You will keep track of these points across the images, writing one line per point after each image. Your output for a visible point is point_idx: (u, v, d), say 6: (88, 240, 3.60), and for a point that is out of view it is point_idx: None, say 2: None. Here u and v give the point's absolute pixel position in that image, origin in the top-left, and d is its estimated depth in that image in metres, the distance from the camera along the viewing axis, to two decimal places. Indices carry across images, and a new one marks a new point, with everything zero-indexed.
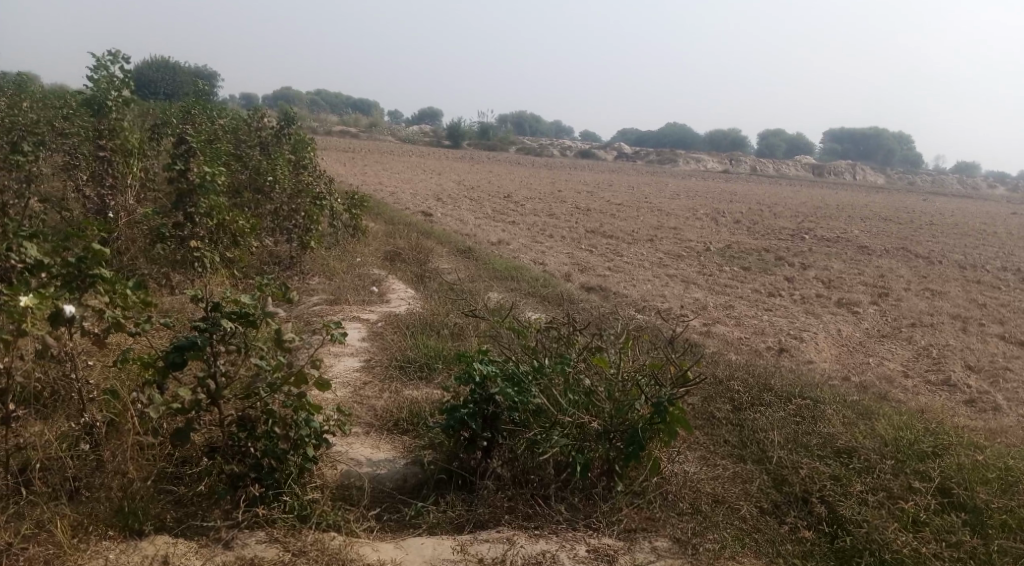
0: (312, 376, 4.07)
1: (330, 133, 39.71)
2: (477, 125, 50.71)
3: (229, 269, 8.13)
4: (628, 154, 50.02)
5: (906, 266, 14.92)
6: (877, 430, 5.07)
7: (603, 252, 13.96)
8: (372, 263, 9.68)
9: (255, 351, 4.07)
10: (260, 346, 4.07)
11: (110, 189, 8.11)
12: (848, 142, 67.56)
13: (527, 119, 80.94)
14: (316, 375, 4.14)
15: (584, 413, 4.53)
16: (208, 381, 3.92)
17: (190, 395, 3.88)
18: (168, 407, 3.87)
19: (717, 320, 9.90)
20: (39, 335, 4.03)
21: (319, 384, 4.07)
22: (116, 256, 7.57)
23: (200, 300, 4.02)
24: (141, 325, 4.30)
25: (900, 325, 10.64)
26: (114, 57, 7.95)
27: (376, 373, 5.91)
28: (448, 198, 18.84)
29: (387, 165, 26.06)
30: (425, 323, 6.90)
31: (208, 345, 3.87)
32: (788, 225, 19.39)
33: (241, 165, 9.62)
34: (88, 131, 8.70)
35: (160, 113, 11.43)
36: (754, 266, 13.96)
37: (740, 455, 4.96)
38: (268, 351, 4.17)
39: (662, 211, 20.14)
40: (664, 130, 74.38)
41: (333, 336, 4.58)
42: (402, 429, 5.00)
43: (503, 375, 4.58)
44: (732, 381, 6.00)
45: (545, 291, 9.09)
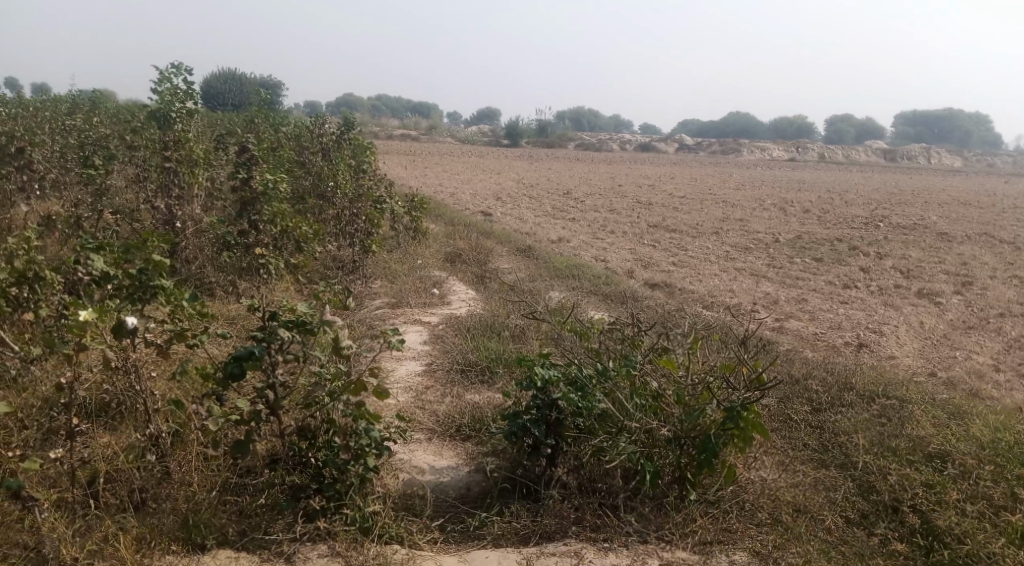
0: (372, 384, 3.88)
1: (392, 136, 40.10)
2: (537, 123, 50.54)
3: (293, 275, 8.21)
4: (690, 146, 49.20)
5: (990, 253, 14.21)
6: (974, 432, 4.72)
7: (668, 247, 13.65)
8: (434, 265, 9.61)
9: (314, 360, 3.89)
10: (319, 354, 3.88)
11: (177, 199, 8.18)
12: (921, 125, 65.19)
13: (586, 115, 80.43)
14: (375, 383, 3.95)
15: (653, 418, 4.33)
16: (267, 391, 3.73)
17: (248, 406, 3.71)
18: (225, 418, 3.73)
19: (790, 314, 9.53)
20: (101, 348, 4.00)
21: (379, 391, 3.88)
22: (184, 266, 7.69)
23: (255, 308, 3.83)
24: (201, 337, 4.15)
25: (988, 316, 10.09)
26: (177, 70, 7.99)
27: (438, 377, 5.81)
28: (507, 197, 18.73)
29: (447, 166, 26.13)
30: (487, 325, 6.79)
31: (266, 355, 3.65)
32: (861, 213, 18.70)
33: (304, 172, 9.71)
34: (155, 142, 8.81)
35: (224, 123, 11.60)
36: (827, 257, 13.46)
37: (821, 460, 4.69)
38: (326, 359, 4.00)
39: (727, 203, 19.66)
40: (727, 120, 73.02)
41: (390, 343, 4.46)
42: (465, 435, 4.86)
43: (566, 379, 4.37)
44: (808, 380, 5.73)
45: (610, 289, 8.87)
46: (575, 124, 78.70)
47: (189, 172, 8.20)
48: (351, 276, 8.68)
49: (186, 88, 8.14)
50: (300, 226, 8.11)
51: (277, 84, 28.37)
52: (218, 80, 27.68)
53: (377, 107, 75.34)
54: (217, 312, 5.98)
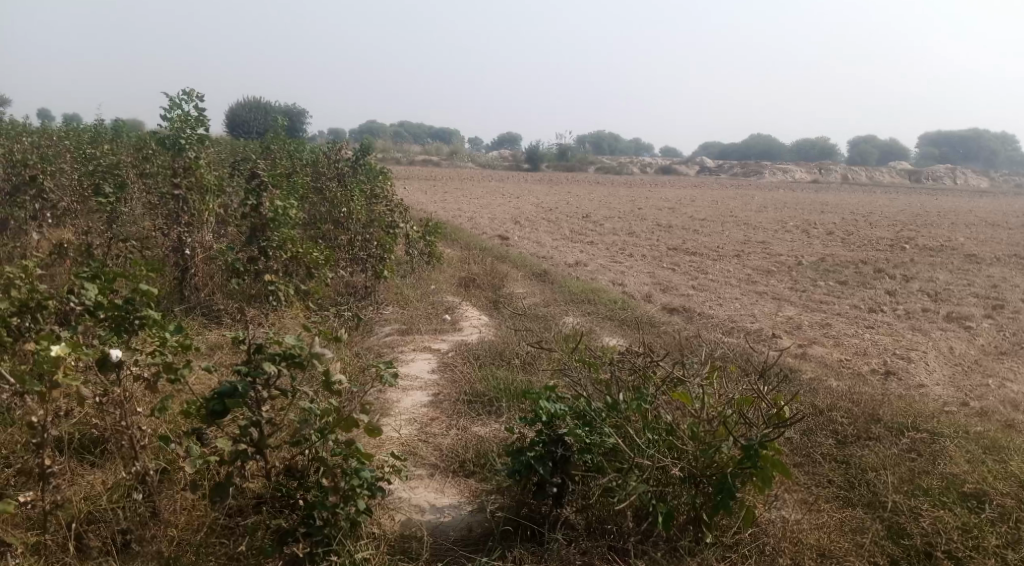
0: (363, 421, 3.66)
1: (414, 162, 40.19)
2: (557, 147, 50.50)
3: (305, 304, 7.88)
4: (711, 168, 48.94)
5: (1020, 275, 13.83)
6: (1012, 469, 4.42)
7: (688, 271, 13.37)
8: (447, 290, 9.41)
9: (303, 395, 3.65)
10: (308, 389, 3.65)
11: (188, 227, 7.80)
12: (946, 146, 64.52)
13: (606, 139, 80.42)
14: (367, 420, 3.72)
15: (665, 454, 4.05)
16: (251, 429, 3.51)
17: (231, 444, 3.50)
18: (207, 459, 3.52)
19: (814, 340, 9.22)
20: (75, 387, 3.71)
21: (370, 429, 3.63)
22: (194, 293, 7.61)
23: (241, 341, 3.63)
24: (180, 372, 3.89)
25: (1021, 341, 9.73)
26: (188, 97, 7.70)
27: (444, 409, 5.59)
28: (526, 221, 18.57)
29: (466, 191, 26.03)
30: (497, 354, 6.58)
31: (250, 392, 3.45)
32: (886, 235, 18.31)
33: (317, 199, 9.60)
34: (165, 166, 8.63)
35: (239, 149, 11.53)
36: (852, 280, 13.13)
37: (847, 499, 4.42)
38: (318, 395, 3.79)
39: (748, 225, 19.36)
40: (749, 142, 72.72)
41: (385, 378, 4.27)
42: (468, 471, 4.63)
43: (574, 413, 4.14)
44: (833, 411, 5.46)
45: (627, 315, 8.61)
46: (595, 147, 78.74)
47: (200, 200, 7.86)
48: (363, 303, 8.49)
49: (198, 114, 7.86)
50: (311, 252, 7.81)
51: (302, 111, 28.51)
52: (242, 108, 27.99)
53: (399, 133, 75.90)
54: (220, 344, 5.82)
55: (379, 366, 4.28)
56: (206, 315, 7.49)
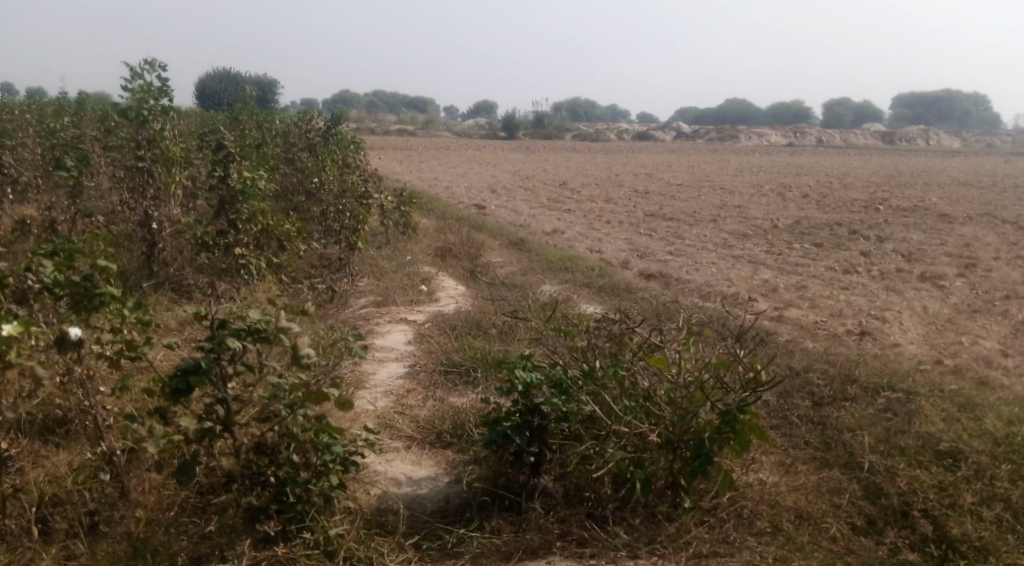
0: (334, 394, 3.60)
1: (388, 132, 39.73)
2: (533, 114, 50.15)
3: (277, 275, 7.74)
4: (687, 133, 48.85)
5: (992, 234, 13.96)
6: (986, 427, 4.45)
7: (664, 236, 13.35)
8: (423, 260, 9.31)
9: (272, 370, 3.58)
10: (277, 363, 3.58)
11: (154, 200, 7.60)
12: (919, 107, 64.81)
13: (582, 106, 79.98)
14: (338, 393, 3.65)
15: (643, 421, 4.02)
16: (217, 407, 3.42)
17: (196, 423, 3.40)
18: (170, 438, 3.39)
19: (790, 303, 9.24)
20: (31, 367, 3.60)
21: (341, 403, 3.58)
22: (161, 267, 7.47)
23: (203, 316, 3.52)
24: (140, 350, 3.75)
25: (993, 298, 9.82)
26: (149, 66, 7.26)
27: (420, 380, 5.53)
28: (503, 190, 18.44)
29: (442, 160, 25.81)
30: (473, 324, 6.53)
31: (215, 368, 3.34)
32: (861, 196, 18.40)
33: (289, 170, 9.44)
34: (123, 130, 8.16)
35: (208, 120, 11.28)
36: (827, 241, 13.18)
37: (824, 459, 4.46)
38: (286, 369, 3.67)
39: (724, 190, 19.37)
40: (724, 107, 72.65)
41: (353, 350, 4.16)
42: (445, 443, 4.60)
43: (550, 382, 4.09)
44: (809, 373, 5.48)
45: (604, 282, 8.57)
46: (571, 114, 78.38)
47: (166, 172, 7.62)
48: (337, 275, 8.37)
49: (160, 84, 7.49)
50: (281, 224, 7.68)
51: (273, 81, 28.00)
52: (213, 80, 27.57)
53: (372, 103, 75.04)
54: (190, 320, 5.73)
55: (349, 339, 4.20)
56: (177, 289, 7.37)
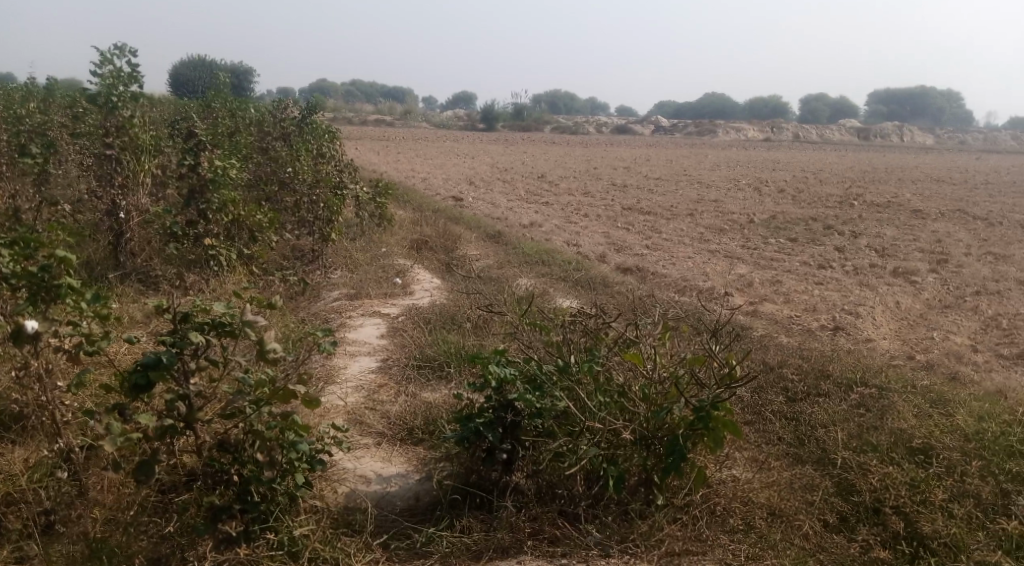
0: (300, 392, 3.50)
1: (365, 122, 39.40)
2: (511, 106, 49.99)
3: (248, 267, 7.59)
4: (665, 127, 48.93)
5: (964, 229, 14.11)
6: (958, 423, 4.45)
7: (641, 230, 13.34)
8: (398, 252, 9.21)
9: (237, 366, 3.49)
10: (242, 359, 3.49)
11: (121, 188, 7.36)
12: (893, 103, 65.45)
13: (561, 99, 79.87)
14: (305, 391, 3.55)
15: (616, 418, 3.99)
16: (178, 403, 3.33)
17: (156, 420, 3.30)
18: (128, 435, 3.29)
19: (765, 297, 9.25)
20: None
21: (308, 401, 3.49)
22: (128, 257, 7.32)
23: (166, 309, 3.42)
24: (98, 344, 3.66)
25: (964, 294, 9.90)
26: (119, 51, 7.07)
27: (392, 375, 5.46)
28: (480, 182, 18.33)
29: (420, 151, 25.62)
30: (447, 317, 6.46)
31: (176, 363, 3.24)
32: (835, 192, 18.53)
33: (262, 160, 9.26)
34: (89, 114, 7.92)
35: (179, 107, 11.07)
36: (802, 236, 13.24)
37: (797, 456, 4.46)
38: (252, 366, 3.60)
39: (701, 184, 19.40)
40: (702, 101, 72.92)
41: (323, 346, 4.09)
42: (416, 439, 4.54)
43: (524, 378, 4.04)
44: (783, 368, 5.48)
45: (581, 275, 8.52)
46: (549, 107, 78.27)
47: (134, 160, 7.40)
48: (310, 267, 8.25)
49: (131, 70, 7.29)
50: (253, 214, 7.53)
51: (248, 70, 27.59)
52: (187, 67, 27.12)
53: (350, 93, 74.41)
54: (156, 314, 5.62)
55: (319, 334, 4.11)
56: (144, 281, 7.21)
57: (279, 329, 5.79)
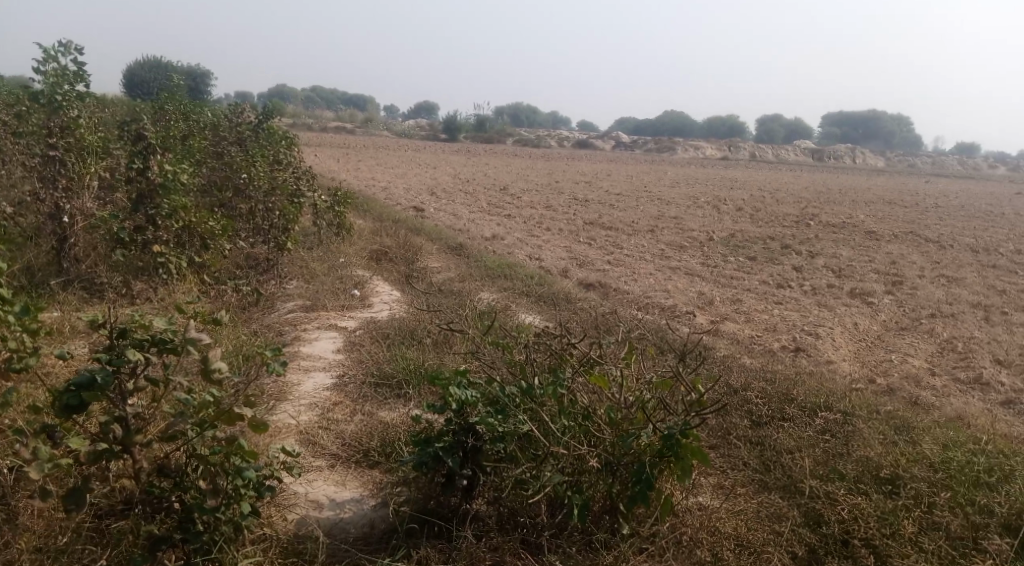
0: (247, 415, 3.32)
1: (325, 129, 38.97)
2: (474, 118, 49.90)
3: (199, 276, 7.31)
4: (626, 143, 49.31)
5: (917, 252, 14.33)
6: (925, 451, 4.38)
7: (603, 245, 13.28)
8: (357, 263, 8.98)
9: (179, 386, 3.30)
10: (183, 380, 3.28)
11: (65, 192, 7.01)
12: (847, 126, 66.87)
13: (524, 112, 80.07)
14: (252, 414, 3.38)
15: (582, 442, 3.83)
16: (113, 426, 3.16)
17: (88, 444, 3.12)
18: (57, 462, 3.07)
19: (726, 316, 9.23)
20: None
21: (256, 425, 3.30)
22: (72, 264, 6.97)
23: (102, 323, 3.25)
24: (25, 361, 3.48)
25: (919, 316, 9.99)
26: (64, 49, 6.78)
27: (348, 393, 5.24)
28: (442, 193, 18.15)
29: (381, 160, 25.34)
30: (406, 332, 6.27)
31: (112, 383, 3.07)
32: (792, 211, 18.74)
33: (214, 164, 8.81)
34: (32, 113, 7.57)
35: (131, 108, 10.71)
36: (761, 255, 13.30)
37: (763, 482, 4.37)
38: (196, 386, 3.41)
39: (661, 201, 19.47)
40: (663, 118, 73.68)
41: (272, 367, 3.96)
42: (372, 462, 4.36)
43: (485, 400, 3.87)
44: (747, 390, 5.40)
45: (543, 291, 8.39)
46: (512, 120, 78.41)
47: (79, 162, 7.11)
48: (265, 276, 8.00)
49: (77, 68, 7.03)
50: (205, 220, 7.23)
51: (206, 72, 27.09)
52: (143, 68, 26.54)
53: (310, 100, 73.75)
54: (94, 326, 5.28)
55: (267, 354, 3.97)
56: (88, 289, 6.88)
57: (229, 343, 5.54)
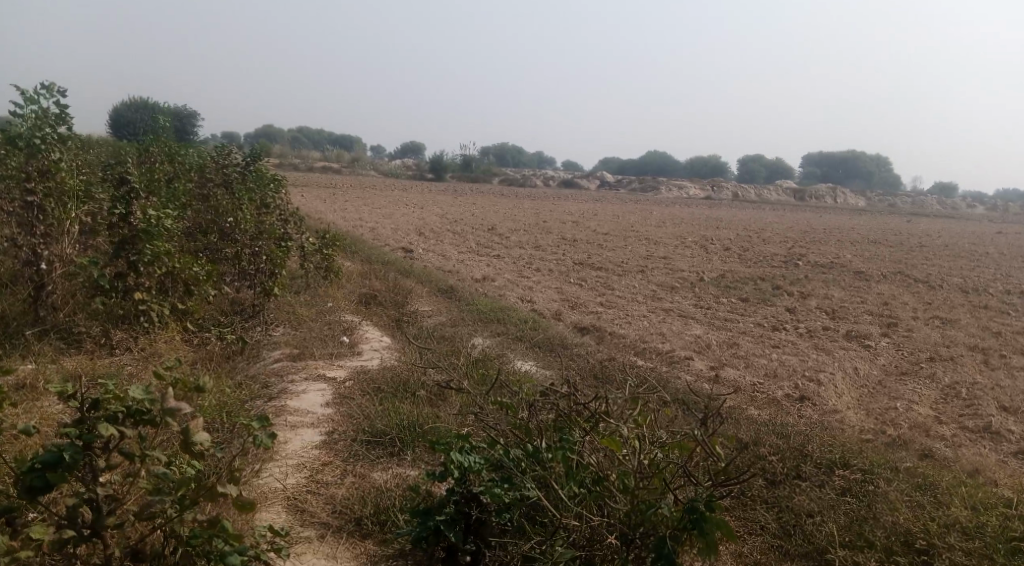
0: (231, 494, 3.16)
1: (311, 169, 38.81)
2: (460, 157, 49.91)
3: (182, 323, 7.02)
4: (611, 182, 49.49)
5: (908, 292, 14.21)
6: (955, 515, 4.18)
7: (594, 286, 13.05)
8: (345, 307, 8.70)
9: (155, 463, 3.12)
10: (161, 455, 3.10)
11: (43, 238, 6.68)
12: (827, 165, 67.55)
13: (509, 151, 80.53)
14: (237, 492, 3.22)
15: (593, 511, 3.60)
16: (83, 509, 2.96)
17: (52, 532, 2.90)
18: (18, 552, 2.83)
19: (725, 361, 8.98)
20: None
21: (240, 504, 3.14)
22: (49, 312, 6.63)
23: (72, 396, 3.09)
24: None
25: (919, 360, 9.80)
26: (47, 91, 6.53)
27: (338, 452, 4.92)
28: (430, 233, 17.91)
29: (368, 200, 25.10)
30: (399, 384, 5.99)
31: (80, 461, 2.90)
32: (780, 251, 18.65)
33: (200, 204, 8.43)
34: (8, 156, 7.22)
35: (114, 150, 10.44)
36: (753, 296, 13.12)
37: (785, 550, 4.13)
38: (174, 464, 3.24)
39: (649, 240, 19.33)
40: (647, 157, 74.19)
41: (258, 438, 3.81)
42: (365, 531, 4.08)
43: (490, 465, 3.79)
44: (759, 445, 5.13)
45: (538, 336, 8.13)
46: (498, 159, 78.80)
47: (59, 207, 6.75)
48: (250, 322, 7.67)
49: (58, 111, 6.71)
50: (189, 266, 6.95)
51: (194, 113, 26.87)
52: (128, 108, 26.39)
53: (297, 140, 73.91)
54: (45, 403, 4.81)
55: (253, 425, 3.80)
56: (65, 339, 6.53)
57: (212, 399, 5.22)
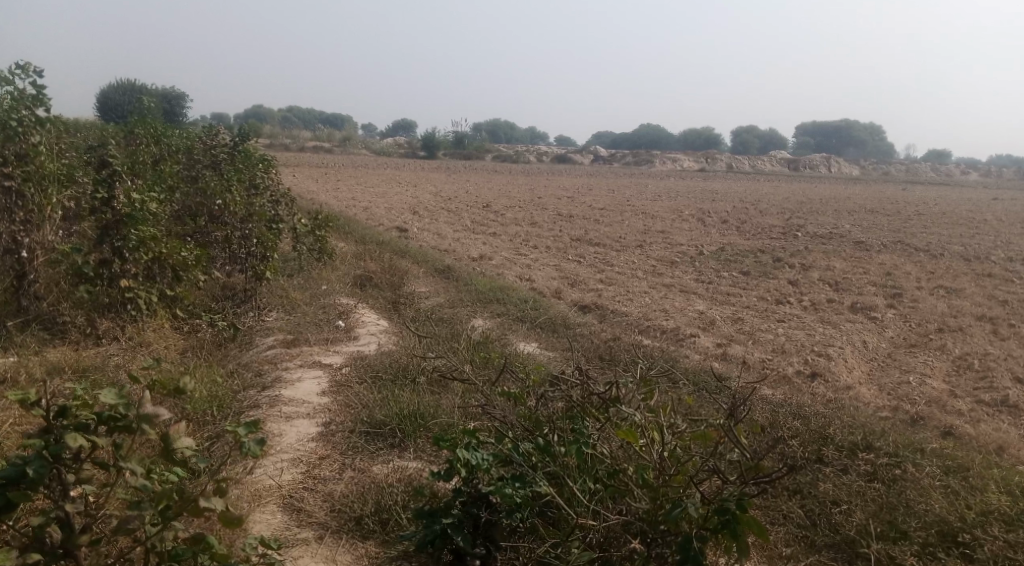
0: (217, 510, 2.93)
1: (302, 148, 38.27)
2: (453, 135, 49.35)
3: (171, 310, 6.72)
4: (604, 156, 49.03)
5: (911, 262, 13.95)
6: (995, 504, 3.95)
7: (593, 263, 12.77)
8: (339, 289, 8.41)
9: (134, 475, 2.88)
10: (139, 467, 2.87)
11: (23, 224, 6.30)
12: (821, 135, 67.06)
13: (501, 128, 79.91)
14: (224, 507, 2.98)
15: (611, 510, 3.37)
16: (51, 528, 2.73)
17: (17, 556, 2.64)
18: None
19: (732, 338, 8.72)
20: None
21: (226, 520, 2.90)
22: (33, 302, 6.32)
23: (36, 403, 2.86)
24: None
25: (928, 332, 9.55)
26: (22, 70, 6.17)
27: (336, 444, 4.66)
28: (424, 211, 17.58)
29: (360, 179, 24.71)
30: (398, 371, 5.72)
31: (45, 475, 2.67)
32: (777, 223, 18.35)
33: (188, 187, 8.08)
34: None
35: (97, 132, 10.07)
36: (754, 269, 12.85)
37: (813, 542, 3.90)
38: (157, 473, 3.00)
39: (646, 214, 19.02)
40: (639, 130, 73.58)
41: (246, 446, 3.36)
42: (368, 531, 3.84)
43: (499, 462, 3.56)
44: (779, 428, 4.88)
45: (539, 316, 7.85)
46: (490, 135, 78.19)
47: (39, 193, 6.41)
48: (241, 307, 7.37)
49: (35, 92, 6.34)
50: (177, 251, 6.62)
51: (184, 95, 26.42)
52: (116, 91, 25.91)
53: (289, 120, 73.37)
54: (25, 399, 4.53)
55: (238, 433, 3.35)
56: (49, 330, 6.24)
57: (203, 392, 4.96)
